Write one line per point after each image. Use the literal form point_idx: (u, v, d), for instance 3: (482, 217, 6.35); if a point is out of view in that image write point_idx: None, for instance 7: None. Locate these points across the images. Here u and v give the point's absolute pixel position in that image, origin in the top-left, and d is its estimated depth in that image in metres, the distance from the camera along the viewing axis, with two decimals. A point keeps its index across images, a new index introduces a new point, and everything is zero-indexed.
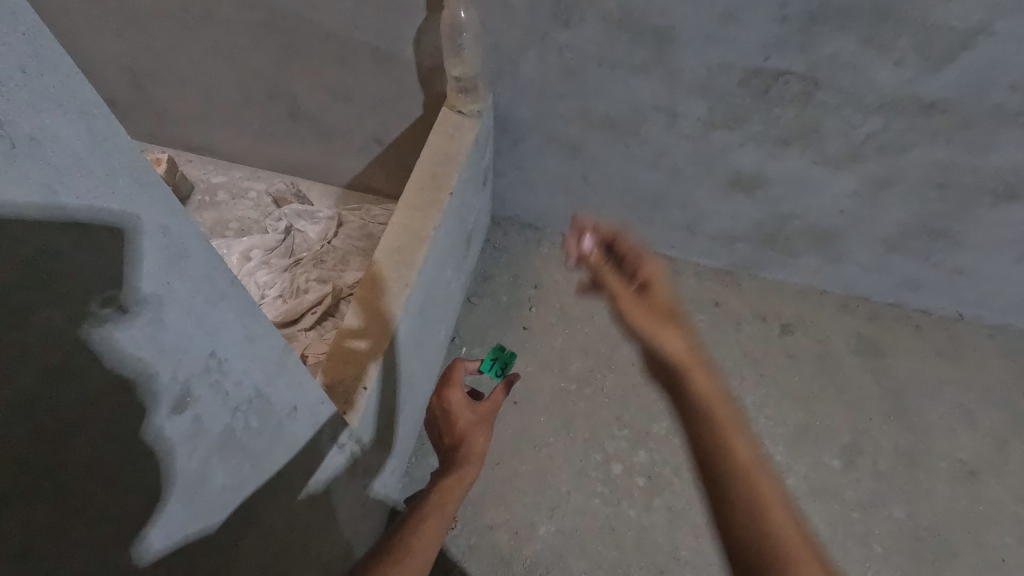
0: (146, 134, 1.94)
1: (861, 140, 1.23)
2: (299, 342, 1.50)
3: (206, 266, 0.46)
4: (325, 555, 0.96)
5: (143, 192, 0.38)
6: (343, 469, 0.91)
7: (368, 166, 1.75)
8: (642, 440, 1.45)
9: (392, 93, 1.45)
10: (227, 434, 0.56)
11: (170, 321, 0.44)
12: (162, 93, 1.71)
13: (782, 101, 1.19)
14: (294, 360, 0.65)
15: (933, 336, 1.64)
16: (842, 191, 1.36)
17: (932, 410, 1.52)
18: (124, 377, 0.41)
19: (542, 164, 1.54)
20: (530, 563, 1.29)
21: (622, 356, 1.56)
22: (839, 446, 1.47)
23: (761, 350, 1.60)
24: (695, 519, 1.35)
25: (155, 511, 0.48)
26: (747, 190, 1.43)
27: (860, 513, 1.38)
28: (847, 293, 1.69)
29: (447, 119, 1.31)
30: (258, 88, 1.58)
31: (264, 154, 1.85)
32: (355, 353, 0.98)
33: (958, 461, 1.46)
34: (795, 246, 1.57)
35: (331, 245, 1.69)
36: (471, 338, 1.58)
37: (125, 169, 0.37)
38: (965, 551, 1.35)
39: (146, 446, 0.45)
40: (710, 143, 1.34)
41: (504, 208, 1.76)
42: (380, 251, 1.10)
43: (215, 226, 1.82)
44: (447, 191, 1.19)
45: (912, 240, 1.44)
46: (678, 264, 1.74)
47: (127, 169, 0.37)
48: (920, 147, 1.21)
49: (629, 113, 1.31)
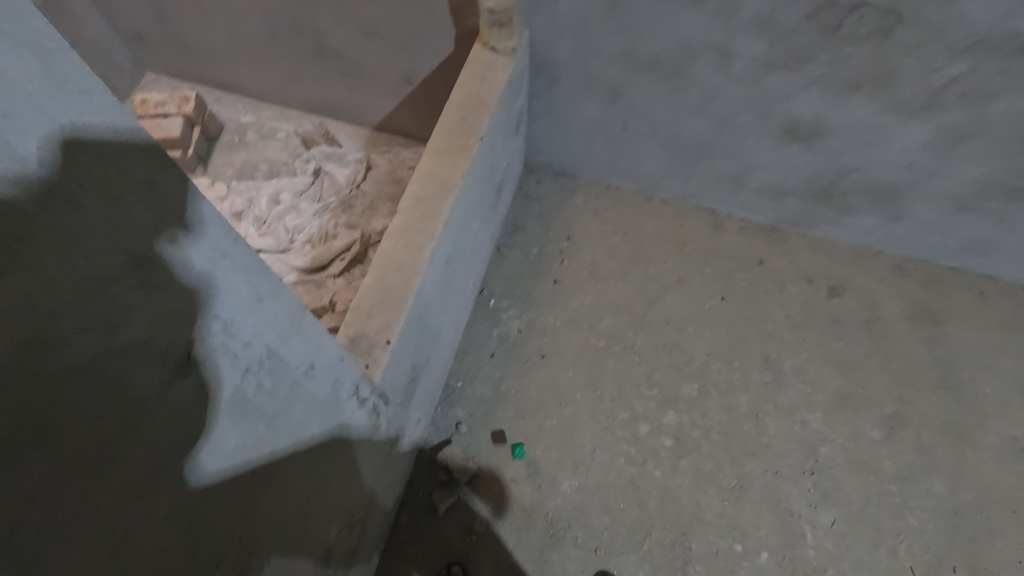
0: (174, 71, 1.90)
1: (942, 85, 1.09)
2: (327, 289, 1.49)
3: (205, 223, 0.43)
4: (351, 504, 0.96)
5: (116, 138, 0.35)
6: (363, 423, 0.91)
7: (399, 107, 1.67)
8: (673, 400, 1.41)
9: (421, 28, 1.36)
10: (238, 395, 0.54)
11: (170, 281, 0.41)
12: (188, 27, 1.66)
13: (855, 38, 1.06)
14: (309, 319, 0.63)
15: (997, 305, 1.52)
16: (912, 143, 1.23)
17: (986, 384, 1.43)
18: (116, 345, 0.38)
19: (579, 108, 1.44)
20: (553, 516, 1.29)
21: (654, 314, 1.51)
22: (880, 417, 1.40)
23: (804, 313, 1.51)
24: (723, 483, 1.33)
25: (168, 477, 0.46)
26: (804, 140, 1.31)
27: (898, 485, 1.33)
28: (904, 256, 1.57)
29: (478, 57, 1.22)
30: (283, 24, 1.50)
31: (293, 93, 1.78)
32: (380, 307, 0.96)
33: (1011, 438, 1.38)
34: (851, 203, 1.45)
35: (360, 190, 1.65)
36: (500, 291, 1.54)
37: (87, 111, 0.33)
38: (1008, 531, 1.29)
39: (150, 412, 0.42)
40: (766, 87, 1.22)
41: (538, 154, 1.68)
42: (405, 201, 1.05)
43: (245, 167, 1.79)
44: (477, 136, 1.12)
45: (987, 199, 1.30)
46: (721, 219, 1.64)
47: (93, 113, 0.33)
48: (1011, 94, 1.07)
49: (678, 52, 1.20)
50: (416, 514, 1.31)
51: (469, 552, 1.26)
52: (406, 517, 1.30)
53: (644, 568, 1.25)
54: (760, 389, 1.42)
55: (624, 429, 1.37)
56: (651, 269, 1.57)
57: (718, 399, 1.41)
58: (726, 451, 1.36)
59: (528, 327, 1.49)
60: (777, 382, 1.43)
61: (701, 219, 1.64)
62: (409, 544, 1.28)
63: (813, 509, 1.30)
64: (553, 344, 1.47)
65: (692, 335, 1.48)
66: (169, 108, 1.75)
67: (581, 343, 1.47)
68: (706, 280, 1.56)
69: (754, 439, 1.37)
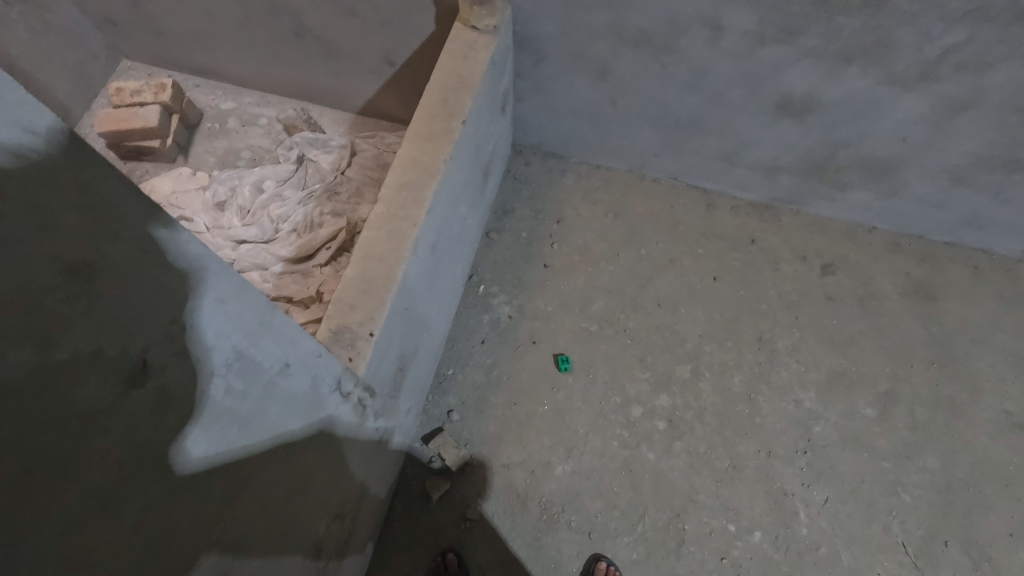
0: (151, 56, 1.84)
1: (938, 56, 1.06)
2: (314, 279, 1.47)
3: (144, 228, 0.45)
4: (339, 497, 0.96)
5: (38, 141, 0.37)
6: (348, 416, 0.90)
7: (382, 90, 1.63)
8: (665, 383, 1.40)
9: (400, 6, 1.31)
10: (207, 399, 0.54)
11: (114, 287, 0.42)
12: (162, 10, 1.61)
13: (848, 8, 1.02)
14: (278, 317, 0.64)
15: (993, 279, 1.50)
16: (907, 115, 1.20)
17: (981, 358, 1.42)
18: (58, 358, 0.38)
19: (566, 87, 1.40)
20: (547, 501, 1.29)
21: (647, 296, 1.49)
22: (874, 394, 1.39)
23: (798, 291, 1.50)
24: (717, 464, 1.32)
25: (130, 487, 0.46)
26: (797, 115, 1.28)
27: (891, 462, 1.33)
28: (899, 231, 1.55)
29: (459, 37, 1.18)
30: (259, 5, 1.45)
31: (273, 77, 1.74)
32: (362, 298, 0.93)
33: (1004, 412, 1.37)
34: (845, 179, 1.42)
35: (345, 176, 1.62)
36: (490, 276, 1.52)
37: (26, 106, 0.35)
38: (1000, 505, 1.29)
39: (104, 422, 0.42)
40: (757, 61, 1.18)
41: (526, 135, 1.64)
42: (387, 188, 1.02)
43: (227, 155, 1.76)
44: (459, 119, 1.09)
45: (983, 171, 1.28)
46: (713, 197, 1.61)
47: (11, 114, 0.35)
48: (1009, 64, 1.03)
49: (666, 27, 1.16)
50: (410, 502, 1.31)
51: (463, 539, 1.27)
52: (400, 505, 1.30)
53: (638, 550, 1.25)
54: (754, 370, 1.41)
55: (617, 413, 1.37)
56: (643, 250, 1.54)
57: (712, 380, 1.40)
58: (719, 433, 1.35)
59: (519, 312, 1.47)
60: (771, 362, 1.42)
61: (693, 198, 1.61)
62: (403, 532, 1.28)
63: (806, 489, 1.30)
64: (544, 329, 1.45)
65: (685, 316, 1.47)
66: (145, 96, 1.71)
67: (573, 327, 1.45)
68: (698, 260, 1.53)
69: (747, 420, 1.37)
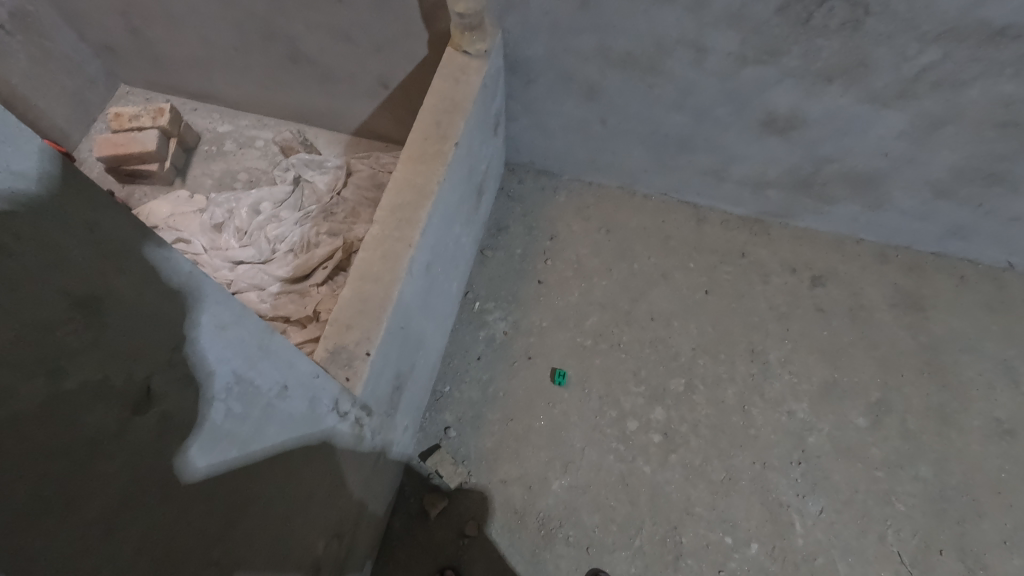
0: (149, 81, 1.88)
1: (915, 74, 1.09)
2: (311, 298, 1.48)
3: (147, 260, 0.47)
4: (338, 516, 0.96)
5: (46, 179, 0.39)
6: (345, 435, 0.91)
7: (377, 112, 1.66)
8: (660, 396, 1.41)
9: (394, 32, 1.35)
10: (209, 423, 0.55)
11: (119, 318, 0.44)
12: (160, 37, 1.64)
13: (827, 30, 1.06)
14: (276, 340, 0.66)
15: (979, 288, 1.53)
16: (888, 131, 1.23)
17: (970, 366, 1.44)
18: (65, 387, 0.40)
19: (557, 108, 1.43)
20: (544, 517, 1.30)
21: (640, 310, 1.51)
22: (866, 404, 1.41)
23: (789, 303, 1.52)
24: (713, 477, 1.33)
25: (135, 512, 0.47)
26: (782, 132, 1.31)
27: (885, 471, 1.34)
28: (886, 243, 1.58)
29: (451, 62, 1.21)
30: (255, 31, 1.49)
31: (270, 101, 1.77)
32: (359, 318, 0.95)
33: (995, 420, 1.39)
34: (831, 192, 1.46)
35: (341, 196, 1.64)
36: (485, 293, 1.53)
37: (19, 155, 0.37)
38: (994, 513, 1.31)
39: (110, 448, 0.44)
40: (741, 81, 1.21)
41: (519, 154, 1.67)
42: (382, 210, 1.04)
43: (225, 177, 1.78)
44: (452, 141, 1.11)
45: (965, 184, 1.31)
46: (703, 212, 1.64)
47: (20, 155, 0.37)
48: (984, 81, 1.07)
49: (652, 49, 1.19)
50: (408, 520, 1.31)
51: (462, 555, 1.27)
52: (398, 523, 1.31)
53: (636, 564, 1.26)
54: (747, 381, 1.43)
55: (613, 427, 1.38)
56: (635, 265, 1.57)
57: (706, 392, 1.42)
58: (714, 445, 1.37)
59: (514, 328, 1.49)
60: (763, 373, 1.44)
61: (684, 213, 1.64)
62: (402, 550, 1.28)
63: (802, 499, 1.31)
64: (539, 345, 1.47)
65: (678, 330, 1.49)
66: (143, 121, 1.74)
67: (567, 342, 1.47)
68: (690, 274, 1.56)
69: (742, 431, 1.38)
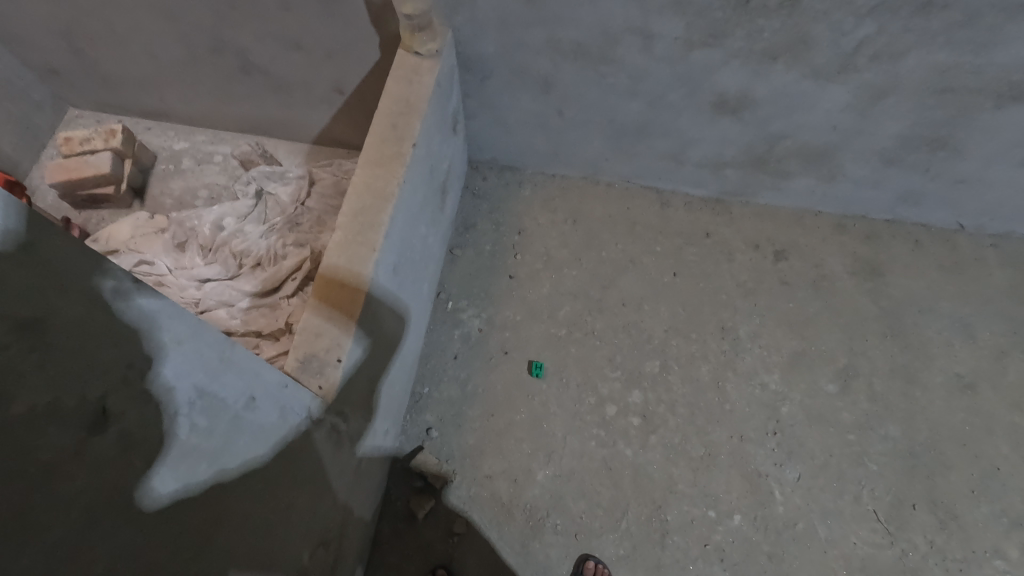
0: (98, 103, 1.84)
1: (854, 48, 1.13)
2: (282, 310, 1.47)
3: (91, 280, 0.46)
4: (322, 522, 0.96)
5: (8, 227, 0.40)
6: (322, 443, 0.91)
7: (335, 118, 1.65)
8: (636, 379, 1.44)
9: (344, 37, 1.34)
10: (172, 438, 0.55)
11: (66, 339, 0.44)
12: (107, 57, 1.61)
13: (766, 10, 1.09)
14: (238, 351, 0.66)
15: (933, 250, 1.59)
16: (835, 105, 1.27)
17: (930, 326, 1.50)
18: (16, 411, 0.40)
19: (514, 102, 1.44)
20: (531, 508, 1.31)
21: (611, 297, 1.53)
22: (834, 370, 1.45)
23: (755, 279, 1.55)
24: (693, 453, 1.36)
25: (101, 532, 0.47)
26: (734, 113, 1.34)
27: (856, 434, 1.39)
28: (843, 213, 1.63)
29: (403, 63, 1.21)
30: (203, 45, 1.47)
31: (225, 115, 1.74)
32: (327, 325, 0.95)
33: (956, 375, 1.45)
34: (787, 168, 1.49)
35: (305, 206, 1.62)
36: (457, 292, 1.54)
37: None
38: (961, 464, 1.36)
39: (67, 468, 0.44)
40: (690, 64, 1.24)
41: (481, 151, 1.68)
42: (343, 215, 1.04)
43: (184, 196, 1.75)
44: (409, 143, 1.12)
45: (911, 150, 1.36)
46: (666, 196, 1.67)
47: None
48: (919, 50, 1.11)
49: (601, 39, 1.21)
50: (397, 523, 1.31)
51: (453, 553, 1.28)
52: (387, 526, 1.31)
53: (624, 546, 1.28)
54: (719, 358, 1.46)
55: (592, 414, 1.40)
56: (604, 253, 1.59)
57: (680, 371, 1.45)
58: (691, 423, 1.39)
59: (489, 324, 1.50)
60: (734, 349, 1.47)
61: (647, 198, 1.67)
62: (393, 553, 1.28)
63: (779, 468, 1.35)
64: (515, 339, 1.48)
65: (649, 313, 1.51)
66: (94, 143, 1.70)
67: (542, 334, 1.49)
68: (657, 258, 1.58)
69: (717, 407, 1.41)
